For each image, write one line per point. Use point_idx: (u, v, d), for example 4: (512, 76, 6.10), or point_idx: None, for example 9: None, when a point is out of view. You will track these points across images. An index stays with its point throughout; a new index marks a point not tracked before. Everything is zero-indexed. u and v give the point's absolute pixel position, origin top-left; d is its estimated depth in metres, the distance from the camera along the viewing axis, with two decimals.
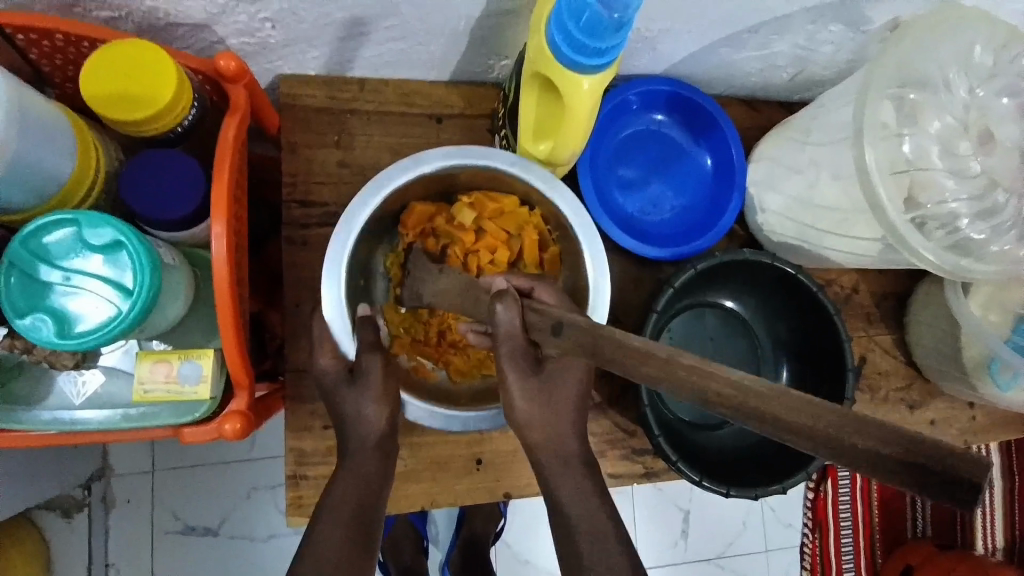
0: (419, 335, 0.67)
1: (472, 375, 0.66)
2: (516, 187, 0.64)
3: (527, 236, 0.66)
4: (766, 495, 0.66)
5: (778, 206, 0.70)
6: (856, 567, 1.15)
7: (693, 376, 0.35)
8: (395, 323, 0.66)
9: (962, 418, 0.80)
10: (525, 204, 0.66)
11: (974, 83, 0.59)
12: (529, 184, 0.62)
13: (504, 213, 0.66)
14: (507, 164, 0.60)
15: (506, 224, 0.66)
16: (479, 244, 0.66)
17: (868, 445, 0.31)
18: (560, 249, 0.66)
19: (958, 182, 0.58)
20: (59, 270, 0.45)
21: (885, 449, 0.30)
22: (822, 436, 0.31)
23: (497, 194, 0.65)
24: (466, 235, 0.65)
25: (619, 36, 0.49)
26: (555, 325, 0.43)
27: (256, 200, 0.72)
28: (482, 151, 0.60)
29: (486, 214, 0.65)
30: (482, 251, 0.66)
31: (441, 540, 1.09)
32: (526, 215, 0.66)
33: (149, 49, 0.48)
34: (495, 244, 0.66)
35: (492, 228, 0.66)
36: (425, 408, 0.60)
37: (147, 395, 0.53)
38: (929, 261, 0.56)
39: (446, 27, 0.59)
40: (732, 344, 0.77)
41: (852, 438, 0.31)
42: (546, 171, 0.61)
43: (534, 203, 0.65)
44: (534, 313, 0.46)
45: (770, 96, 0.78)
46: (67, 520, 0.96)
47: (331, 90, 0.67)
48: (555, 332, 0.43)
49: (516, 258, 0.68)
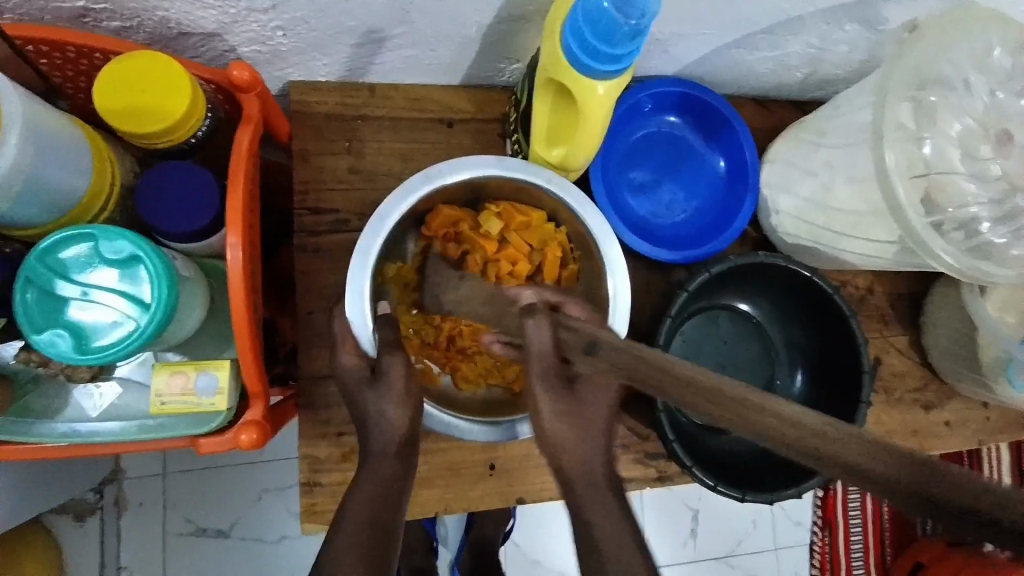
0: (428, 338, 0.67)
1: (478, 383, 0.66)
2: (544, 203, 0.64)
3: (549, 252, 0.66)
4: (782, 499, 0.65)
5: (792, 209, 0.69)
6: (866, 563, 1.17)
7: (731, 405, 0.33)
8: (406, 324, 0.66)
9: (978, 419, 0.80)
10: (552, 221, 0.66)
11: (994, 86, 0.58)
12: (542, 192, 0.61)
13: (529, 227, 0.65)
14: (519, 171, 0.60)
15: (531, 237, 0.66)
16: (501, 254, 0.65)
17: (903, 482, 0.27)
18: (581, 268, 0.66)
19: (979, 185, 0.57)
20: (76, 285, 0.45)
21: (918, 484, 0.27)
22: (853, 468, 0.28)
23: (525, 207, 0.65)
24: (489, 243, 0.64)
25: (634, 43, 0.48)
26: (589, 343, 0.43)
27: (265, 207, 0.71)
28: (510, 165, 0.59)
29: (512, 226, 0.65)
30: (502, 261, 0.65)
31: (450, 541, 1.09)
32: (552, 231, 0.66)
33: (172, 70, 0.48)
34: (516, 255, 0.65)
35: (515, 239, 0.65)
36: (443, 417, 0.60)
37: (164, 407, 0.53)
38: (948, 264, 0.55)
39: (458, 33, 0.59)
40: (747, 346, 0.77)
41: (886, 470, 0.28)
42: (579, 193, 0.61)
43: (560, 221, 0.65)
44: (566, 331, 0.47)
45: (782, 97, 0.78)
46: (80, 524, 0.96)
47: (343, 96, 0.66)
48: (589, 350, 0.43)
49: (534, 273, 0.67)
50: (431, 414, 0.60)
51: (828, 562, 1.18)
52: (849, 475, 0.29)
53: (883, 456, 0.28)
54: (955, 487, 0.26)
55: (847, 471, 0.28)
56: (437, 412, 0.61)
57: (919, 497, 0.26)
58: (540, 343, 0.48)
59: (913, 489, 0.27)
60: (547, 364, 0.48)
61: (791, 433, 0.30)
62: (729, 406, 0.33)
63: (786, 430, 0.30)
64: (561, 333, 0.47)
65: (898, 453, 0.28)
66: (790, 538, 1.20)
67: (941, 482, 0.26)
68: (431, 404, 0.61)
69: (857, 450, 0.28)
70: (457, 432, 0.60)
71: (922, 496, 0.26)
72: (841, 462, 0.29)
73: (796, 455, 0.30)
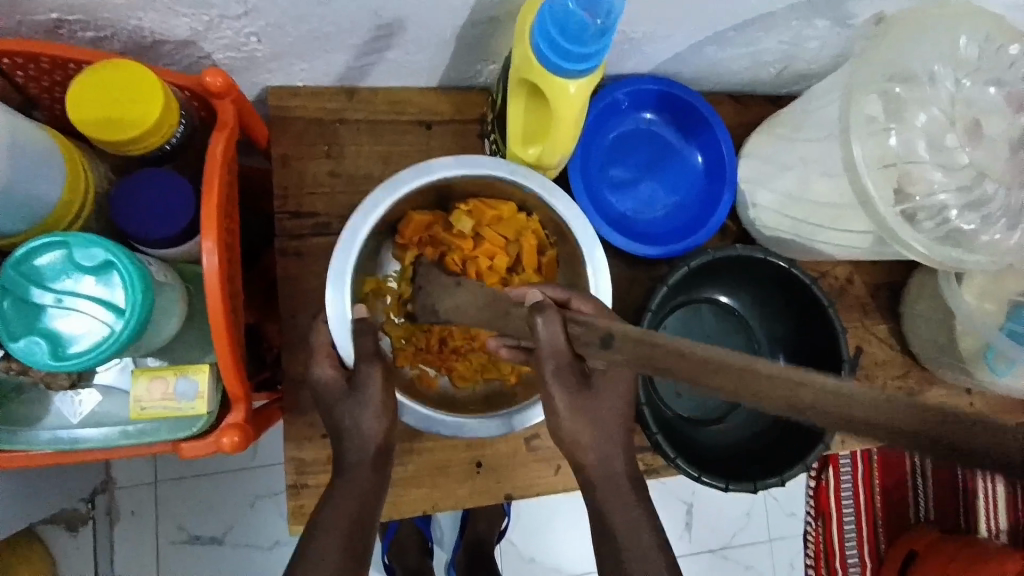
0: (421, 344, 0.66)
1: (474, 380, 0.67)
2: (512, 193, 0.64)
3: (525, 242, 0.66)
4: (765, 488, 0.66)
5: (770, 203, 0.69)
6: (860, 555, 1.18)
7: (725, 375, 0.31)
8: (396, 335, 0.66)
9: (960, 405, 0.80)
10: (523, 210, 0.66)
11: (961, 75, 0.59)
12: (510, 184, 0.61)
13: (502, 220, 0.65)
14: (483, 167, 0.60)
15: (505, 230, 0.66)
16: (478, 250, 0.66)
17: (919, 430, 0.26)
18: (558, 252, 0.67)
19: (947, 173, 0.58)
20: (52, 293, 0.46)
21: (935, 430, 0.25)
22: (863, 422, 0.27)
23: (495, 201, 0.65)
24: (465, 242, 0.65)
25: (601, 42, 0.49)
26: (603, 336, 0.39)
27: (247, 213, 0.72)
28: (467, 163, 0.60)
29: (484, 221, 0.65)
30: (480, 257, 0.66)
31: (446, 542, 1.10)
32: (525, 221, 0.66)
33: (146, 80, 0.48)
34: (493, 249, 0.66)
35: (490, 234, 0.66)
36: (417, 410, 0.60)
37: (143, 413, 0.53)
38: (921, 254, 0.56)
39: (432, 36, 0.59)
40: (729, 339, 0.78)
41: (906, 422, 0.26)
42: (542, 177, 0.61)
43: (531, 210, 0.65)
44: (575, 326, 0.43)
45: (759, 92, 0.79)
46: (73, 535, 0.96)
47: (321, 100, 0.67)
48: (603, 344, 0.39)
49: (514, 264, 0.68)
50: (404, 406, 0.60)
51: (822, 552, 1.19)
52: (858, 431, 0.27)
53: (891, 406, 0.26)
54: (983, 431, 0.25)
55: (860, 427, 0.27)
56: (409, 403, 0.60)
57: (949, 450, 0.25)
58: (554, 343, 0.44)
59: (936, 438, 0.25)
60: (562, 362, 0.46)
61: (792, 393, 0.29)
62: (721, 372, 0.31)
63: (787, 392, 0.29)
64: (571, 329, 0.43)
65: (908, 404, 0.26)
66: (783, 530, 1.20)
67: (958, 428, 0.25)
68: (406, 402, 0.60)
69: (870, 403, 0.27)
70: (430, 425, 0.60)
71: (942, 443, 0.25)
72: (852, 418, 0.27)
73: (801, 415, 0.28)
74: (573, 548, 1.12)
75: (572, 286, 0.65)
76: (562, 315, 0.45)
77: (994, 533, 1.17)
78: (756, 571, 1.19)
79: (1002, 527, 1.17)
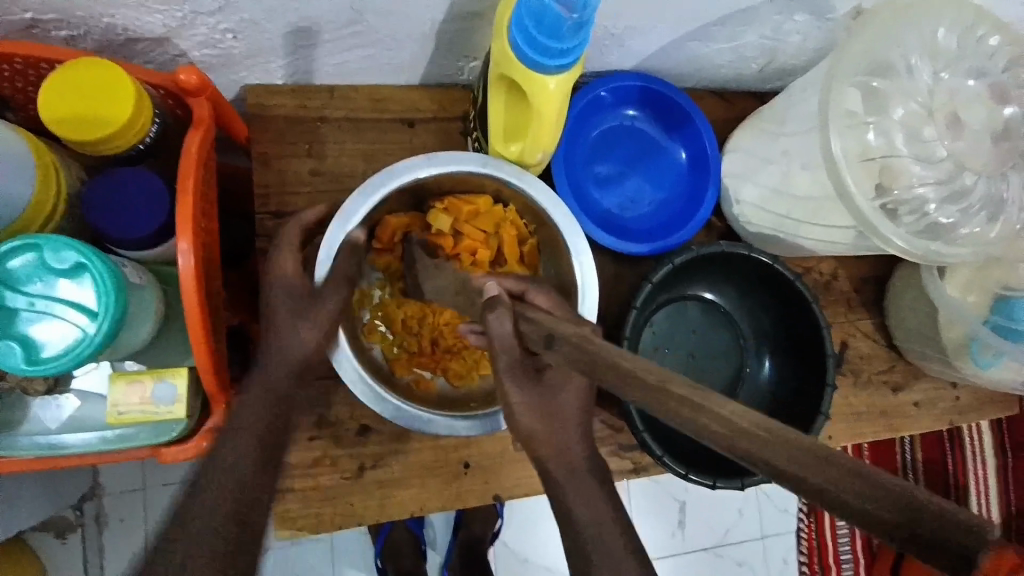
0: (413, 348, 0.67)
1: (469, 377, 0.67)
2: (485, 185, 0.63)
3: (506, 233, 0.66)
4: (751, 484, 0.66)
5: (753, 198, 0.70)
6: (852, 549, 1.19)
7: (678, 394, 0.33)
8: (386, 346, 0.67)
9: (947, 398, 0.81)
10: (499, 203, 0.66)
11: (938, 66, 0.59)
12: (481, 177, 0.61)
13: (479, 215, 0.65)
14: (454, 162, 0.59)
15: (484, 224, 0.65)
16: (459, 248, 0.66)
17: (867, 506, 0.26)
18: (539, 239, 0.67)
19: (925, 167, 0.58)
20: (24, 296, 0.45)
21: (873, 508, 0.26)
22: (824, 493, 0.27)
23: (469, 196, 0.65)
24: (446, 241, 0.65)
25: (579, 36, 0.49)
26: (546, 337, 0.44)
27: (229, 213, 0.71)
28: (438, 161, 0.59)
29: (462, 217, 0.65)
30: (462, 254, 0.66)
31: (439, 543, 1.09)
32: (502, 212, 0.66)
33: (119, 76, 0.48)
34: (474, 245, 0.66)
35: (470, 230, 0.65)
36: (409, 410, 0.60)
37: (121, 416, 0.53)
38: (900, 247, 0.56)
39: (412, 32, 0.59)
40: (715, 335, 0.78)
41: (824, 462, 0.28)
42: (514, 167, 0.60)
43: (507, 201, 0.65)
44: (525, 323, 0.49)
45: (742, 87, 0.79)
46: (61, 541, 0.95)
47: (301, 98, 0.66)
48: (547, 344, 0.44)
49: (496, 258, 0.68)
50: (388, 404, 0.60)
51: (815, 548, 1.19)
52: (807, 494, 0.28)
53: (844, 474, 0.27)
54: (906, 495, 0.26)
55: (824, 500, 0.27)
56: (397, 402, 0.60)
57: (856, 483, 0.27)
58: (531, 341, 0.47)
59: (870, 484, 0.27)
60: (515, 357, 0.50)
61: (755, 449, 0.29)
62: (690, 412, 0.32)
63: (748, 445, 0.30)
64: (522, 325, 0.49)
65: (862, 474, 0.27)
66: (777, 525, 1.20)
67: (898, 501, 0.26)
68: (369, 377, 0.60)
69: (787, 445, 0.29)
70: (422, 424, 0.60)
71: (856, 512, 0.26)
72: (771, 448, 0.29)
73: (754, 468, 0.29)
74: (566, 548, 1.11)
75: (557, 270, 0.65)
76: (512, 310, 0.50)
77: None
78: (750, 566, 1.19)
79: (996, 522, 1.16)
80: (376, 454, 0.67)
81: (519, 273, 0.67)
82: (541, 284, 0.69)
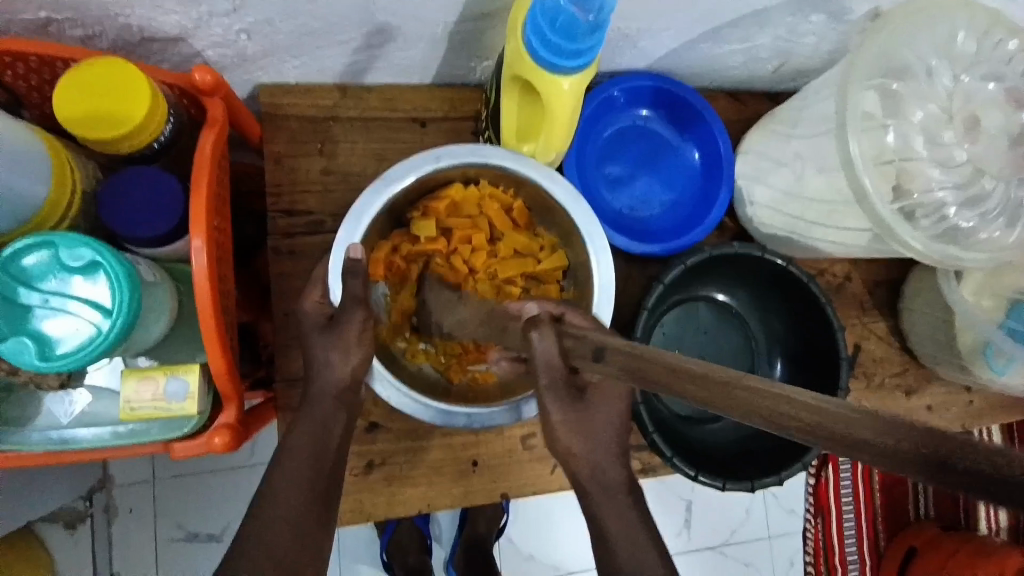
0: (456, 350, 0.64)
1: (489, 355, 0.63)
2: (451, 175, 0.62)
3: (490, 210, 0.64)
4: (762, 487, 0.66)
5: (765, 199, 0.69)
6: (859, 551, 1.16)
7: (736, 392, 0.31)
8: (434, 356, 0.65)
9: (960, 403, 0.80)
10: (468, 184, 0.64)
11: (958, 70, 0.58)
12: (445, 171, 0.60)
13: (458, 205, 0.64)
14: (415, 166, 0.59)
15: (464, 211, 0.64)
16: (454, 242, 0.65)
17: (912, 450, 0.27)
18: (523, 200, 0.65)
19: (944, 170, 0.57)
20: (39, 293, 0.45)
21: (929, 452, 0.26)
22: (853, 440, 0.28)
23: (439, 191, 0.63)
24: (440, 243, 0.64)
25: (594, 38, 0.48)
26: (594, 349, 0.41)
27: (241, 210, 0.71)
28: (396, 174, 0.58)
29: (442, 215, 0.63)
30: (462, 247, 0.65)
31: (445, 539, 1.10)
32: (475, 193, 0.63)
33: (136, 76, 0.48)
34: (467, 232, 0.65)
35: (456, 223, 0.64)
36: (463, 411, 0.60)
37: (133, 412, 0.53)
38: (918, 251, 0.56)
39: (425, 33, 0.59)
40: (726, 337, 0.77)
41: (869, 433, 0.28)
42: (470, 147, 0.59)
43: (476, 178, 0.63)
44: (570, 338, 0.44)
45: (756, 88, 0.78)
46: (71, 532, 0.96)
47: (313, 97, 0.66)
48: (595, 357, 0.40)
49: (492, 235, 0.67)
50: (451, 412, 0.60)
51: (821, 550, 1.18)
52: (849, 451, 0.28)
53: (889, 431, 0.27)
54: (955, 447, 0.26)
55: (868, 450, 0.28)
56: (453, 406, 0.60)
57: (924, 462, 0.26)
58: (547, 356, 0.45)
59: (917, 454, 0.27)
60: (558, 374, 0.47)
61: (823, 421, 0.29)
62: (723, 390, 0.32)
63: (795, 415, 0.30)
64: (565, 343, 0.44)
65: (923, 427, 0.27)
66: (783, 527, 1.20)
67: (948, 444, 0.26)
68: (423, 397, 0.59)
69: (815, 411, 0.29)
70: (475, 421, 0.60)
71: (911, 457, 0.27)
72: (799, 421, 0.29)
73: (810, 437, 0.29)
74: (572, 546, 1.11)
75: (555, 224, 0.65)
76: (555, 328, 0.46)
77: (995, 531, 1.17)
78: (756, 566, 1.19)
79: (1003, 526, 1.17)
80: (385, 452, 0.67)
81: (520, 239, 0.66)
82: (543, 239, 0.67)
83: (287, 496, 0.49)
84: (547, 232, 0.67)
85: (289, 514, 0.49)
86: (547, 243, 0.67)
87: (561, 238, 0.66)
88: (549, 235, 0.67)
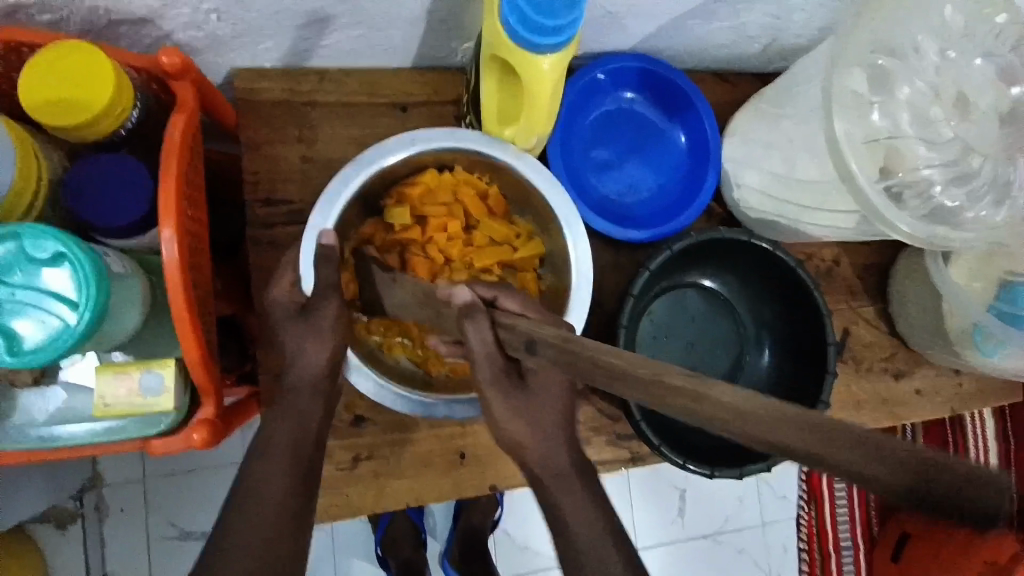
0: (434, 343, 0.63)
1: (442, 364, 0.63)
2: (425, 160, 0.61)
3: (465, 197, 0.63)
4: (751, 474, 0.65)
5: (755, 182, 0.68)
6: (852, 538, 1.18)
7: (687, 400, 0.30)
8: (411, 352, 0.64)
9: (950, 386, 0.80)
10: (442, 170, 0.63)
11: (943, 45, 0.57)
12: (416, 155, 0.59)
13: (432, 191, 0.63)
14: (389, 153, 0.58)
15: (438, 198, 0.63)
16: (429, 231, 0.63)
17: (891, 478, 0.25)
18: (499, 186, 0.64)
19: (930, 148, 0.57)
20: (4, 287, 0.44)
21: (906, 481, 0.25)
22: (837, 465, 0.26)
23: (411, 178, 0.62)
24: (414, 231, 0.63)
25: (573, 13, 0.47)
26: (526, 343, 0.42)
27: (221, 199, 0.70)
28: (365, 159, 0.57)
29: (416, 201, 0.63)
30: (436, 237, 0.63)
31: (439, 532, 1.09)
32: (450, 179, 0.63)
33: (98, 60, 0.46)
34: (443, 221, 0.63)
35: (431, 211, 0.63)
36: (441, 406, 0.59)
37: (108, 409, 0.52)
38: (906, 232, 0.55)
39: (402, 12, 0.57)
40: (714, 323, 0.77)
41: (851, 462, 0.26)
42: (442, 132, 0.58)
43: (451, 165, 0.62)
44: (501, 330, 0.46)
45: (744, 68, 0.77)
46: (62, 532, 0.95)
47: (290, 82, 0.64)
48: (528, 350, 0.42)
49: (467, 224, 0.65)
50: (434, 405, 0.59)
51: (814, 535, 1.19)
52: (849, 479, 0.26)
53: (875, 457, 0.25)
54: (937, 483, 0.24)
55: (865, 481, 0.25)
56: (432, 401, 0.59)
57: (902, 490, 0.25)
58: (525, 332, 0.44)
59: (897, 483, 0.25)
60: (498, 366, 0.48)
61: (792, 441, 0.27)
62: (693, 404, 0.30)
63: (774, 434, 0.27)
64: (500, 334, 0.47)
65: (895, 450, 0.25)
66: (776, 514, 1.20)
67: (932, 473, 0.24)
68: (402, 390, 0.59)
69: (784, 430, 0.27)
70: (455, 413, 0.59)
71: (910, 490, 0.25)
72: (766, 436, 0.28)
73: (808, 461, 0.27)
74: None
75: (531, 210, 0.64)
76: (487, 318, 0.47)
77: None
78: (750, 554, 1.19)
79: None
80: (371, 445, 0.66)
81: (496, 228, 0.64)
82: (519, 227, 0.66)
83: (266, 485, 0.48)
84: (523, 219, 0.66)
85: (268, 506, 0.48)
86: (523, 231, 0.66)
87: (538, 225, 0.65)
88: (525, 223, 0.66)
